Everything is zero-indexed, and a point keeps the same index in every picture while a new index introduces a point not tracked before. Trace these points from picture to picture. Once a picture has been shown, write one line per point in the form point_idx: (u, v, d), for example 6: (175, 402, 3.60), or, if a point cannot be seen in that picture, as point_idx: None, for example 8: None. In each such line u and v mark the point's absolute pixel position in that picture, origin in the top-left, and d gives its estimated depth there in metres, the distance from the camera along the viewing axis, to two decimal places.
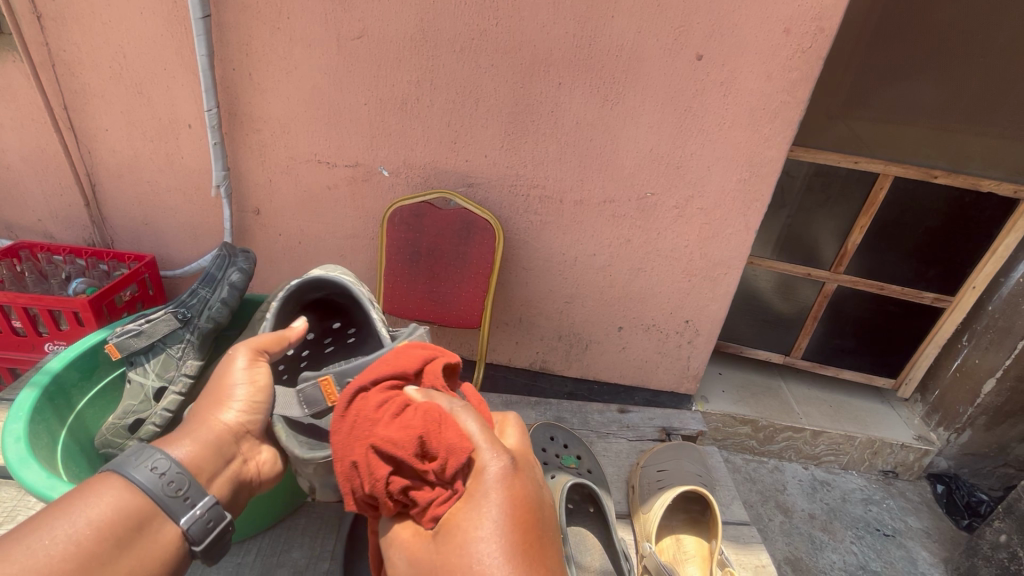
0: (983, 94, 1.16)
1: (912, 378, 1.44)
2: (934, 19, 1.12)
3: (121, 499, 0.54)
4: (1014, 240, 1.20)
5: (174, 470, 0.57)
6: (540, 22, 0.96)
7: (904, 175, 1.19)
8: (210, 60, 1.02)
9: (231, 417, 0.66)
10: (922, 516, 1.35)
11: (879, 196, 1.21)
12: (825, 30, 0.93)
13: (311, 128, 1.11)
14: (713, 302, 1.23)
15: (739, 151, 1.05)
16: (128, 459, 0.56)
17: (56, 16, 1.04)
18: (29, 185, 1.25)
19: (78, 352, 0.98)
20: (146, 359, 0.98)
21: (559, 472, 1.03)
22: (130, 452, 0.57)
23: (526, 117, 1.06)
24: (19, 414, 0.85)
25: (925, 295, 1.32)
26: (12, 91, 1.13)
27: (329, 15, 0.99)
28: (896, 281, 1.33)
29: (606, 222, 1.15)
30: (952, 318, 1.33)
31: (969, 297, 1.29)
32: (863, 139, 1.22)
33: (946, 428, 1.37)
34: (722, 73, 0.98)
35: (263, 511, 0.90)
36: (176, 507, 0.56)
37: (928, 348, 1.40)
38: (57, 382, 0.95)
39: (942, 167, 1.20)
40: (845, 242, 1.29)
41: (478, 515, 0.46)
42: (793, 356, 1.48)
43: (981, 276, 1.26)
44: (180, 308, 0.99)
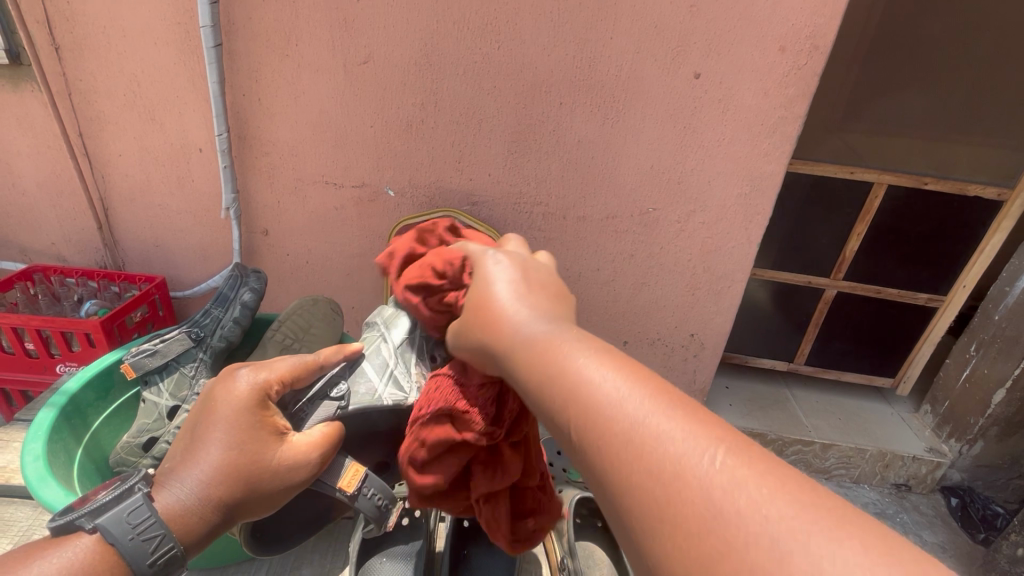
0: (959, 110, 1.30)
1: (909, 376, 1.45)
2: (914, 45, 1.31)
3: (97, 563, 0.50)
4: (1000, 240, 1.19)
5: (166, 549, 0.53)
6: (541, 45, 0.99)
7: (895, 184, 1.19)
8: (220, 87, 1.05)
9: (248, 502, 0.59)
10: (937, 530, 1.32)
11: (874, 204, 1.21)
12: (820, 48, 0.95)
13: (318, 150, 1.14)
14: (718, 315, 1.23)
15: (740, 165, 1.06)
16: (122, 519, 0.52)
17: (74, 48, 1.08)
18: (44, 211, 1.29)
19: (95, 371, 1.00)
20: (160, 378, 1.00)
21: (566, 487, 1.05)
22: (126, 512, 0.52)
23: (528, 136, 1.08)
24: (38, 434, 0.87)
25: (919, 295, 1.32)
26: (30, 119, 1.17)
27: (336, 41, 1.02)
28: (894, 284, 1.33)
29: (609, 238, 1.17)
30: (945, 315, 1.33)
31: (961, 295, 1.29)
32: (858, 150, 1.25)
33: (957, 440, 1.35)
34: (720, 91, 1.00)
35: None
36: None
37: (924, 347, 1.40)
38: (74, 402, 0.96)
39: (932, 174, 1.19)
40: (842, 249, 1.30)
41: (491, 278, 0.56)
42: (797, 361, 1.48)
43: (971, 275, 1.27)
44: (194, 327, 1.03)
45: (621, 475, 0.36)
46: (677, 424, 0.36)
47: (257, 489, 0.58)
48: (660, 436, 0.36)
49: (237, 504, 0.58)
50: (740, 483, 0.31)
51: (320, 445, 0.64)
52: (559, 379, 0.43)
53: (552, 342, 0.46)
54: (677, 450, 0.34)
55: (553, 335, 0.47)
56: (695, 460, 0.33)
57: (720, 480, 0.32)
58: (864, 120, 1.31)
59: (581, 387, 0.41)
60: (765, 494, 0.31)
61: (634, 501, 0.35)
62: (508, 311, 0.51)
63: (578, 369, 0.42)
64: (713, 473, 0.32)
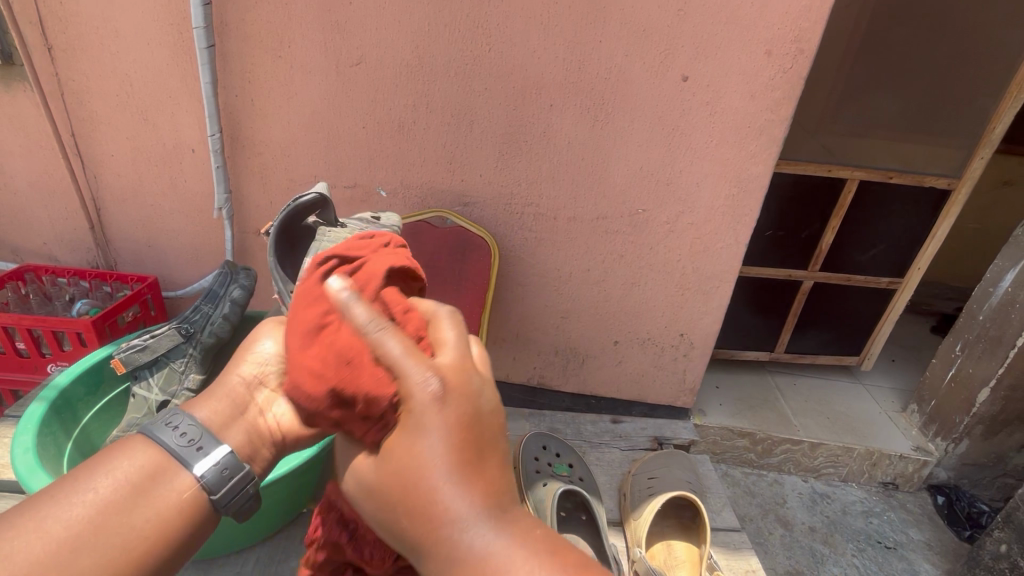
0: (928, 105, 1.30)
1: (873, 352, 1.53)
2: (893, 40, 1.25)
3: (132, 456, 0.50)
4: (946, 231, 1.31)
5: (191, 423, 0.53)
6: (531, 47, 1.00)
7: (867, 178, 1.26)
8: (213, 87, 1.06)
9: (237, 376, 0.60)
10: (923, 528, 1.34)
11: (846, 200, 1.27)
12: (805, 51, 0.97)
13: (310, 150, 1.14)
14: (707, 315, 1.25)
15: (728, 166, 1.08)
16: (148, 420, 0.53)
17: (67, 48, 1.09)
18: (36, 210, 1.28)
19: (86, 366, 1.00)
20: (150, 373, 1.00)
21: (552, 480, 1.06)
22: (154, 414, 0.54)
23: (519, 138, 1.09)
24: (27, 426, 0.87)
25: (882, 279, 1.40)
26: (22, 119, 1.17)
27: (329, 43, 1.03)
28: (861, 273, 1.41)
29: (599, 238, 1.18)
30: (901, 298, 1.43)
31: (916, 278, 1.39)
32: (835, 150, 1.29)
33: (943, 438, 1.37)
34: (708, 93, 1.02)
35: (265, 520, 0.93)
36: (190, 458, 0.51)
37: (885, 325, 1.48)
38: (64, 397, 0.97)
39: (897, 168, 1.28)
40: (819, 242, 1.34)
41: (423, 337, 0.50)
42: (776, 351, 1.53)
43: (925, 258, 1.36)
44: (183, 323, 1.02)
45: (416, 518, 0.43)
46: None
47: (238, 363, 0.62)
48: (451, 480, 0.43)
49: (235, 381, 0.60)
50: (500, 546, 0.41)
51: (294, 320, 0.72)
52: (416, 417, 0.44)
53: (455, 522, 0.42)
54: None
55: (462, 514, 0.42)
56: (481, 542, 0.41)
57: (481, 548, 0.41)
58: (844, 119, 1.32)
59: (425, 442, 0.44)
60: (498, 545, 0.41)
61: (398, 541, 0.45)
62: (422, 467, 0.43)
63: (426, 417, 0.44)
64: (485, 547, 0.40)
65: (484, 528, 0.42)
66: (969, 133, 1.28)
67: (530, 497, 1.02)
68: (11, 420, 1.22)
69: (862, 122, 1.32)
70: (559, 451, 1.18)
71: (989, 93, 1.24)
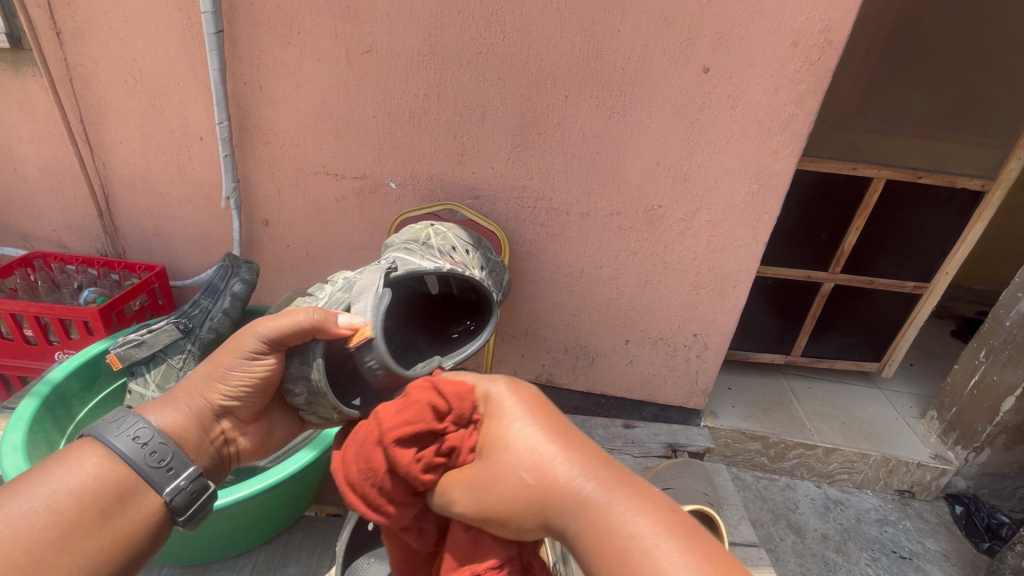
0: (954, 104, 1.27)
1: (894, 359, 1.48)
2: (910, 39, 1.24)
3: (101, 466, 0.61)
4: (979, 233, 1.24)
5: (156, 442, 0.65)
6: (547, 35, 0.97)
7: (895, 178, 1.20)
8: (222, 74, 1.04)
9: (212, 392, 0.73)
10: (940, 539, 1.30)
11: (872, 200, 1.22)
12: (833, 43, 0.92)
13: (319, 140, 1.12)
14: (722, 315, 1.22)
15: (748, 162, 1.04)
16: (111, 429, 0.63)
17: (75, 32, 1.07)
18: (45, 197, 1.28)
19: (80, 362, 1.00)
20: (147, 370, 1.00)
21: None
22: (114, 422, 0.64)
23: (532, 129, 1.06)
24: (18, 423, 0.87)
25: (907, 283, 1.35)
26: (31, 104, 1.16)
27: (339, 30, 1.01)
28: (884, 275, 1.35)
29: (612, 234, 1.15)
30: (928, 302, 1.37)
31: (943, 282, 1.33)
32: (860, 149, 1.24)
33: (963, 447, 1.33)
34: (729, 86, 0.98)
35: (261, 525, 0.92)
36: (159, 477, 0.64)
37: (908, 331, 1.43)
38: (58, 392, 0.97)
39: (924, 168, 1.21)
40: (841, 244, 1.29)
41: (508, 426, 0.51)
42: (793, 354, 1.48)
43: (953, 263, 1.30)
44: (183, 318, 1.04)
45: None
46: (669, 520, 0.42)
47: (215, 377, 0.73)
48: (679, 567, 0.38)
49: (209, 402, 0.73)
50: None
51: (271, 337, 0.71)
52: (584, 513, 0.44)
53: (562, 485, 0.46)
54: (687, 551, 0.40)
55: (564, 474, 0.47)
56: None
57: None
58: (870, 116, 1.29)
59: (612, 527, 0.43)
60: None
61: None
62: (521, 449, 0.49)
63: (597, 508, 0.44)
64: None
65: (589, 483, 0.46)
66: (999, 130, 1.23)
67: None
68: None
69: (889, 120, 1.29)
70: None
71: (1017, 88, 1.22)
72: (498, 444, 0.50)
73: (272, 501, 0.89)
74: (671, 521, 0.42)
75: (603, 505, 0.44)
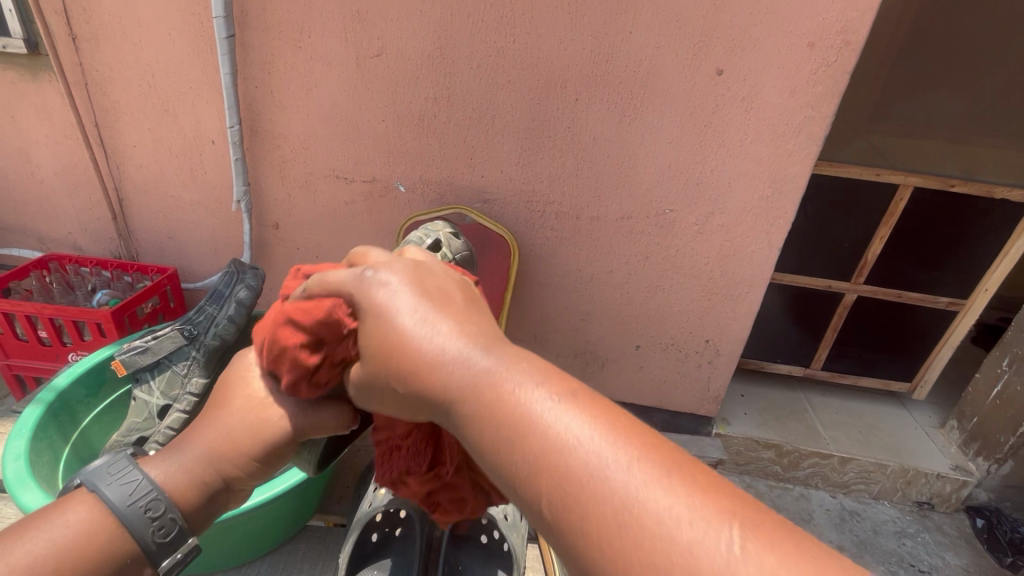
0: (980, 113, 1.29)
1: (927, 379, 1.41)
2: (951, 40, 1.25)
3: (96, 526, 0.49)
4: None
5: (169, 516, 0.51)
6: (557, 39, 0.96)
7: (925, 185, 1.15)
8: (233, 78, 1.04)
9: (230, 465, 0.55)
10: (961, 553, 1.26)
11: (898, 209, 1.18)
12: (851, 44, 0.90)
13: (328, 144, 1.12)
14: (734, 321, 1.19)
15: (762, 166, 1.02)
16: (116, 482, 0.51)
17: (91, 38, 1.08)
18: (61, 201, 1.30)
19: (85, 369, 1.01)
20: (151, 376, 1.03)
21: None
22: (122, 476, 0.51)
23: (542, 133, 1.05)
24: (21, 431, 0.87)
25: (939, 299, 1.30)
26: (48, 109, 1.18)
27: (349, 33, 1.01)
28: (914, 288, 1.31)
29: (623, 239, 1.13)
30: (964, 320, 1.31)
31: (982, 301, 1.27)
32: (883, 153, 1.22)
33: (985, 458, 1.29)
34: (743, 88, 0.96)
35: (259, 538, 0.92)
36: (160, 555, 0.51)
37: (942, 350, 1.37)
38: (63, 399, 0.98)
39: (958, 176, 1.17)
40: (865, 253, 1.26)
41: (390, 314, 0.41)
42: (813, 368, 1.44)
43: (994, 279, 1.24)
44: (187, 325, 1.05)
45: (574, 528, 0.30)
46: (603, 430, 0.32)
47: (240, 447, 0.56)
48: (601, 460, 0.31)
49: (220, 471, 0.55)
50: (742, 554, 0.25)
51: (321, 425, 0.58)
52: (502, 425, 0.34)
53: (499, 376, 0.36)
54: (598, 452, 0.31)
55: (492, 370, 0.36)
56: (664, 514, 0.27)
57: (683, 529, 0.26)
58: (896, 121, 1.31)
59: (523, 428, 0.34)
60: (825, 548, 0.27)
61: (595, 560, 0.29)
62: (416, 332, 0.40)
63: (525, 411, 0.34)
64: (666, 511, 0.27)
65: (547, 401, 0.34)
66: None
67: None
68: None
69: (919, 123, 1.30)
70: None
71: None
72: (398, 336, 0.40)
73: (272, 512, 0.89)
74: (591, 419, 0.32)
75: (530, 396, 0.34)
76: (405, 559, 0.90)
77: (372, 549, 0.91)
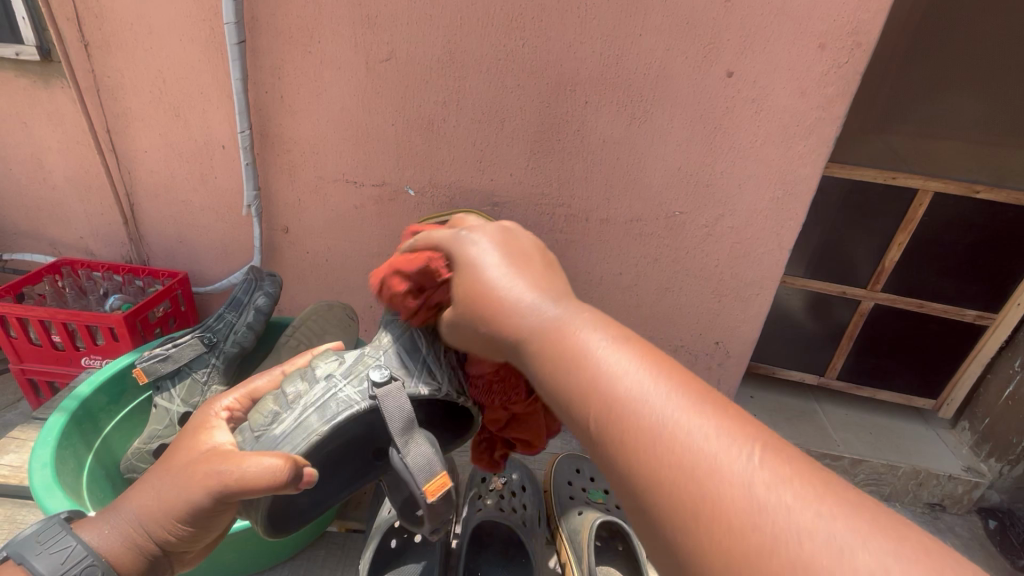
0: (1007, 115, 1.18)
1: (954, 398, 1.37)
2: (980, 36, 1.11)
3: None
4: None
5: None
6: (567, 42, 0.96)
7: (943, 191, 1.13)
8: (243, 84, 1.05)
9: (159, 524, 0.59)
10: (973, 554, 1.25)
11: (917, 214, 1.16)
12: (862, 45, 0.89)
13: (339, 148, 1.13)
14: (744, 323, 1.19)
15: (773, 167, 1.02)
16: (40, 549, 0.57)
17: (102, 44, 1.09)
18: (73, 206, 1.31)
19: (107, 376, 1.02)
20: (172, 384, 1.02)
21: (585, 508, 1.02)
22: (46, 540, 0.58)
23: (552, 135, 1.05)
24: (47, 439, 0.89)
25: (967, 312, 1.25)
26: (60, 115, 1.19)
27: (359, 38, 1.01)
28: (938, 299, 1.27)
29: (632, 241, 1.13)
30: (996, 335, 1.26)
31: (1013, 315, 1.22)
32: (902, 155, 1.19)
33: (997, 459, 1.28)
34: (754, 90, 0.96)
35: (280, 543, 0.92)
36: None
37: (970, 367, 1.33)
38: (85, 407, 0.99)
39: (985, 181, 1.14)
40: (882, 258, 1.24)
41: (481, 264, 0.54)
42: (828, 377, 1.42)
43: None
44: (206, 332, 1.05)
45: (631, 477, 0.37)
46: (699, 415, 0.36)
47: (173, 506, 0.58)
48: (671, 413, 0.37)
49: (148, 534, 0.59)
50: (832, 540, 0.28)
51: (232, 485, 0.55)
52: (579, 367, 0.42)
53: (564, 326, 0.46)
54: (711, 450, 0.34)
55: (561, 323, 0.46)
56: (732, 469, 0.32)
57: (761, 491, 0.31)
58: (912, 120, 1.21)
59: (596, 370, 0.41)
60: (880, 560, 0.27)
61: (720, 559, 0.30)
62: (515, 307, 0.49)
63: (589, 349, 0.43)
64: (756, 479, 0.32)
65: (604, 345, 0.43)
66: None
67: (566, 526, 0.99)
68: (40, 419, 1.22)
69: (936, 128, 1.22)
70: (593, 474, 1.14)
71: None
72: (487, 284, 0.52)
73: None
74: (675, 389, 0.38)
75: (617, 367, 0.41)
76: (425, 563, 0.90)
77: (390, 552, 0.91)
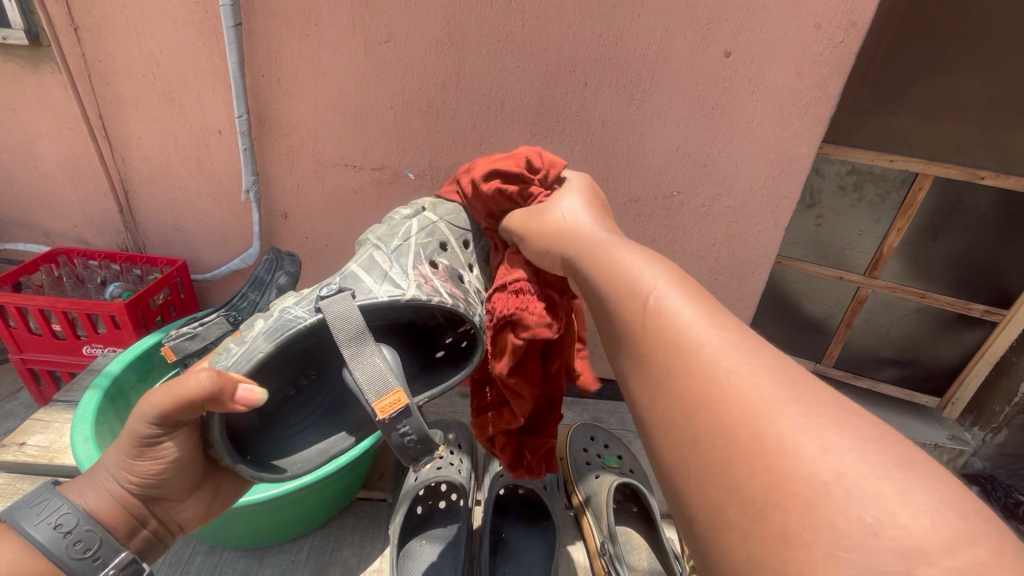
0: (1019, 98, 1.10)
1: (959, 398, 1.37)
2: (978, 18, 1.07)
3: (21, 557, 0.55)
4: None
5: (81, 529, 0.57)
6: (566, 23, 0.96)
7: (948, 176, 1.12)
8: (240, 67, 1.04)
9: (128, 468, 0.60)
10: None
11: (918, 198, 1.16)
12: (857, 24, 0.91)
13: (337, 132, 1.12)
14: (741, 300, 1.22)
15: (769, 147, 1.04)
16: (27, 514, 0.57)
17: (93, 28, 1.07)
18: (66, 193, 1.29)
19: (135, 355, 1.03)
20: (200, 362, 1.01)
21: (602, 471, 1.07)
22: (33, 505, 0.58)
23: (551, 118, 1.06)
24: (85, 415, 0.89)
25: (973, 306, 1.25)
26: (50, 101, 1.17)
27: (357, 20, 1.00)
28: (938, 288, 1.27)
29: (631, 222, 1.15)
30: (1007, 332, 1.24)
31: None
32: (903, 136, 1.16)
33: (980, 428, 1.34)
34: (751, 70, 0.97)
35: (312, 511, 0.95)
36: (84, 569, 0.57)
37: (980, 365, 1.31)
38: (117, 385, 0.99)
39: (992, 168, 1.12)
40: (881, 244, 1.24)
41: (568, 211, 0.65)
42: (825, 364, 1.45)
43: None
44: (232, 310, 1.07)
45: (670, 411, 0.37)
46: (735, 344, 0.37)
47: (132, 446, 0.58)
48: (724, 362, 0.36)
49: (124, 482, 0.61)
50: (819, 470, 0.29)
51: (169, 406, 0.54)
52: (634, 297, 0.44)
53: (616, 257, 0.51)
54: (750, 387, 0.34)
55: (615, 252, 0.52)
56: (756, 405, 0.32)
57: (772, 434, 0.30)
58: (914, 102, 1.15)
59: (647, 301, 0.43)
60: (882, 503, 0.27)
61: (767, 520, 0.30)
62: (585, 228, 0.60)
63: (644, 278, 0.45)
64: (757, 388, 0.33)
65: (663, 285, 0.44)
66: None
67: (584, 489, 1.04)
68: (61, 404, 1.17)
69: (944, 105, 1.13)
70: (606, 441, 1.18)
71: None
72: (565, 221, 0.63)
73: (327, 486, 0.92)
74: (728, 328, 0.39)
75: (668, 303, 0.42)
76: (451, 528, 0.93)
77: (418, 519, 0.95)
